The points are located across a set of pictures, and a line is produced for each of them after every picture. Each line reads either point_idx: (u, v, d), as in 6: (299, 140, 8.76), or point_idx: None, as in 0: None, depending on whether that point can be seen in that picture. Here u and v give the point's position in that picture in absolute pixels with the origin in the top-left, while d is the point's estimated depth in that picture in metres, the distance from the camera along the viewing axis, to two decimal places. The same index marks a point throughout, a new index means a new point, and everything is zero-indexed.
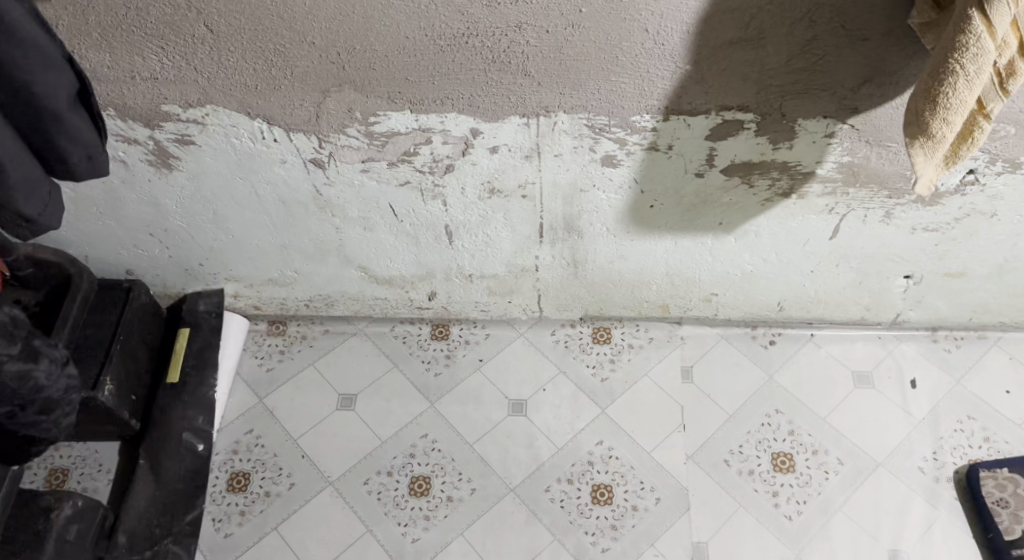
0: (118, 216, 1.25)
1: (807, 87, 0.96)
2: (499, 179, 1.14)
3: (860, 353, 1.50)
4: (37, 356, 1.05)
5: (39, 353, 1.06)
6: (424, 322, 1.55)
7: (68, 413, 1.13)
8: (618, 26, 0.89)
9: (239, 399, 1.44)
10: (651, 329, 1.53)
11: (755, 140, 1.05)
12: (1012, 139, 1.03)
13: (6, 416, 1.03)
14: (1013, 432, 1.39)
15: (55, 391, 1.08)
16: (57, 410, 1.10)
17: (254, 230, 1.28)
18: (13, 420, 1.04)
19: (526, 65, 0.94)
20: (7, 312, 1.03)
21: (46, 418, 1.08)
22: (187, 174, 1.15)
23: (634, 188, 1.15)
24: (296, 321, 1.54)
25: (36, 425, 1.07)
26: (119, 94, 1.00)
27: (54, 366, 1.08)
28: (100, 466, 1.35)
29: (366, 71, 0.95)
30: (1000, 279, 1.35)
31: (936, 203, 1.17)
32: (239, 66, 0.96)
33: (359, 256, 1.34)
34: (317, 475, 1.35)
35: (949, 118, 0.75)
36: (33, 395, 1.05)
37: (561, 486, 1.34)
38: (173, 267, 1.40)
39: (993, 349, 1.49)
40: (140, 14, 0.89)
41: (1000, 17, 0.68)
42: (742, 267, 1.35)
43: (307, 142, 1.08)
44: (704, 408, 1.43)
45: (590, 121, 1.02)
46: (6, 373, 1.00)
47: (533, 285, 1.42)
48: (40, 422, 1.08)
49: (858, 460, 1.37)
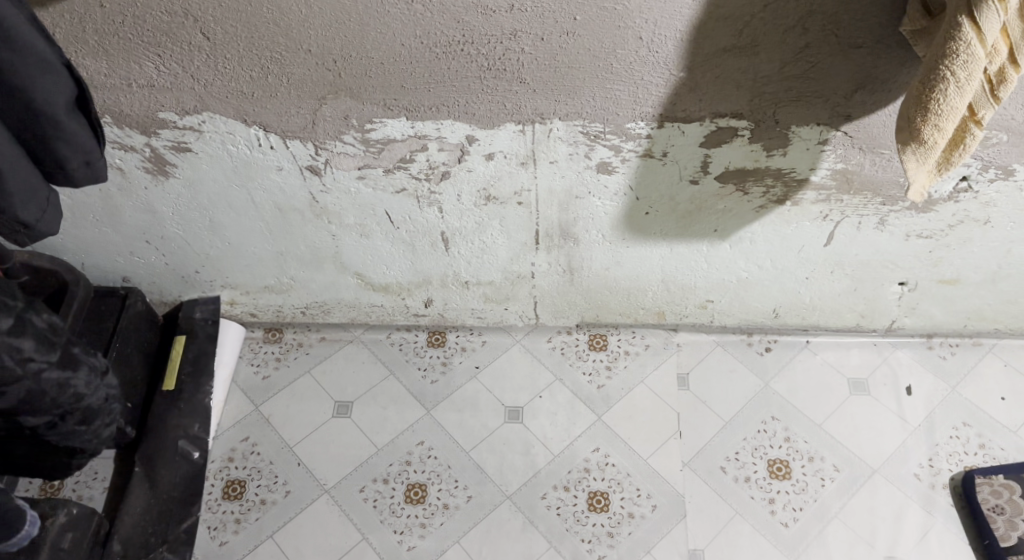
0: (115, 224, 1.25)
1: (800, 94, 0.97)
2: (495, 186, 1.14)
3: (855, 359, 1.50)
4: (75, 364, 1.06)
5: (78, 362, 1.06)
6: (420, 329, 1.55)
7: (107, 423, 1.14)
8: (612, 33, 0.89)
9: (235, 406, 1.43)
10: (647, 336, 1.53)
11: (749, 148, 1.06)
12: (1004, 146, 1.04)
13: (47, 425, 1.04)
14: (1008, 438, 1.39)
15: (95, 400, 1.09)
16: (97, 420, 1.11)
17: (251, 237, 1.28)
18: (53, 429, 1.05)
19: (521, 73, 0.95)
20: (47, 319, 1.04)
21: (85, 428, 1.09)
22: (183, 181, 1.15)
23: (629, 195, 1.15)
24: (292, 329, 1.54)
25: (76, 435, 1.08)
26: (116, 101, 1.01)
27: (92, 374, 1.08)
28: (96, 473, 1.34)
29: (362, 79, 0.96)
30: (993, 286, 1.35)
31: (930, 210, 1.18)
32: (236, 74, 0.96)
33: (355, 263, 1.34)
34: (313, 483, 1.35)
35: (941, 124, 0.76)
36: (74, 403, 1.06)
37: (557, 493, 1.34)
38: (169, 275, 1.40)
39: (987, 356, 1.49)
40: (137, 22, 0.90)
41: (990, 24, 0.68)
42: (737, 273, 1.35)
43: (304, 149, 1.08)
44: (700, 415, 1.43)
45: (585, 128, 1.03)
46: (44, 382, 1.00)
47: (529, 292, 1.42)
48: (79, 432, 1.09)
49: (854, 467, 1.37)
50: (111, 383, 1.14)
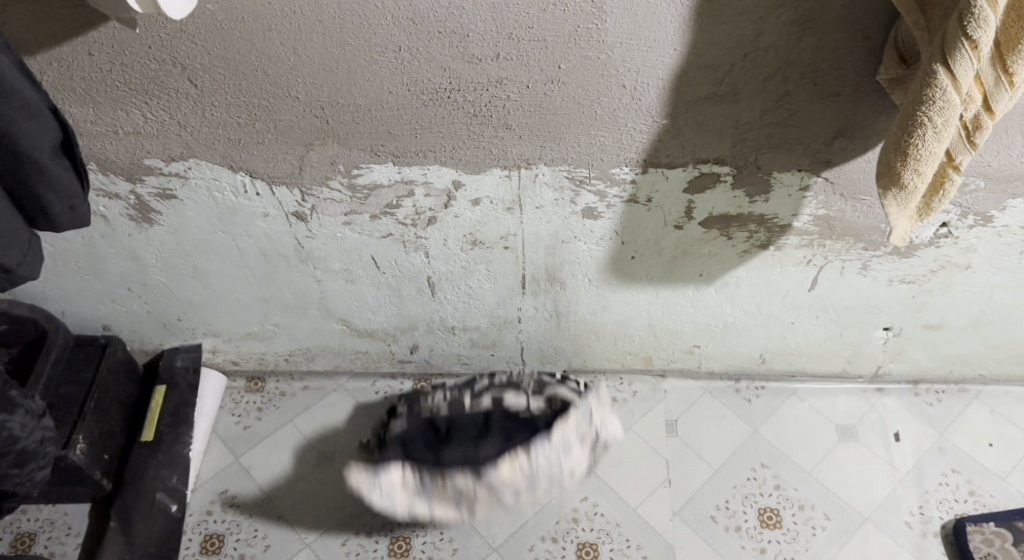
0: (97, 271, 1.24)
1: (781, 141, 0.99)
2: (481, 231, 1.15)
3: (843, 406, 1.50)
4: (12, 408, 1.08)
5: (14, 405, 1.08)
6: (405, 377, 1.53)
7: (42, 466, 1.14)
8: (595, 81, 0.91)
9: (214, 457, 1.41)
10: (635, 383, 1.53)
11: (732, 194, 1.07)
12: (981, 193, 1.06)
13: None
14: (998, 485, 1.38)
15: (29, 443, 1.10)
16: (32, 463, 1.11)
17: (236, 284, 1.27)
18: None
19: (507, 119, 0.96)
20: None
21: (18, 471, 1.10)
22: (168, 228, 1.14)
23: (615, 240, 1.16)
24: (275, 377, 1.52)
25: (9, 479, 1.10)
26: (101, 148, 1.01)
27: (29, 417, 1.10)
28: (70, 529, 1.31)
29: (350, 125, 0.97)
30: (977, 331, 1.36)
31: (911, 255, 1.19)
32: (223, 120, 0.97)
33: (340, 309, 1.33)
34: (294, 537, 1.31)
35: (920, 169, 0.76)
36: (9, 445, 1.07)
37: (546, 544, 1.31)
38: (151, 323, 1.38)
39: (974, 403, 1.49)
40: (125, 71, 0.90)
41: (964, 72, 0.68)
42: (723, 318, 1.35)
43: (290, 196, 1.08)
44: (690, 462, 1.42)
45: (570, 173, 1.04)
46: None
47: (515, 338, 1.41)
48: (12, 474, 1.09)
49: (845, 515, 1.35)
50: (50, 425, 1.15)
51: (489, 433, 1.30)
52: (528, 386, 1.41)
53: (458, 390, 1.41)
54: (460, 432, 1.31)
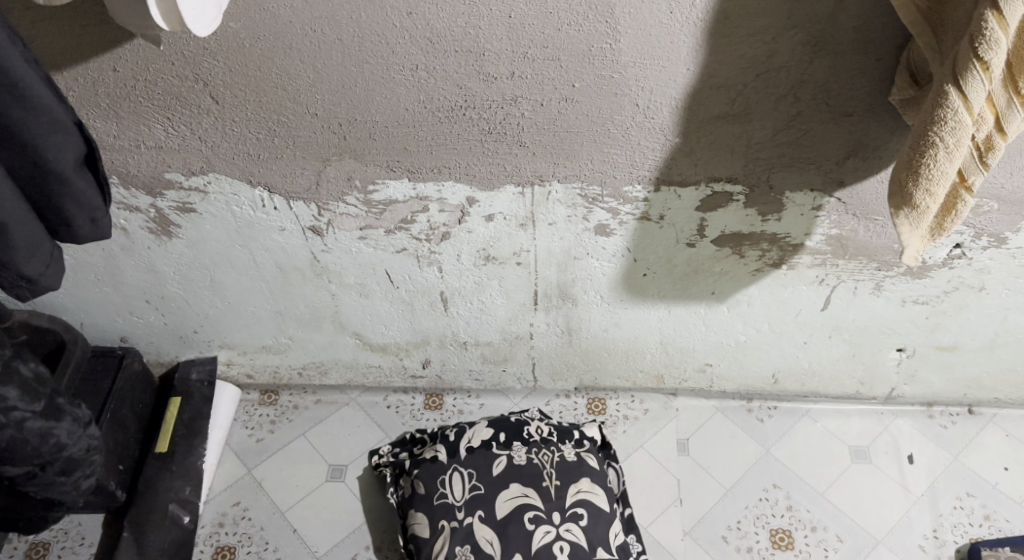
0: (116, 283, 1.26)
1: (792, 160, 1.00)
2: (494, 247, 1.16)
3: (856, 427, 1.49)
4: (59, 415, 1.09)
5: (62, 412, 1.09)
6: (417, 391, 1.54)
7: (88, 474, 1.17)
8: (609, 100, 0.92)
9: (227, 470, 1.42)
10: (646, 401, 1.53)
11: (744, 212, 1.08)
12: (995, 214, 1.06)
13: (27, 475, 1.06)
14: (1014, 510, 1.36)
15: (76, 451, 1.12)
16: (78, 470, 1.14)
17: (251, 297, 1.28)
18: (33, 479, 1.07)
19: (521, 136, 0.97)
20: (34, 368, 1.06)
21: (65, 479, 1.12)
22: (186, 241, 1.16)
23: (627, 257, 1.17)
24: (288, 390, 1.54)
25: (55, 486, 1.12)
26: (123, 161, 1.03)
27: (75, 425, 1.11)
28: (83, 539, 1.32)
29: (366, 141, 0.99)
30: (991, 354, 1.35)
31: (925, 276, 1.19)
32: (243, 135, 0.99)
33: (354, 323, 1.34)
34: (304, 550, 1.32)
35: (931, 189, 0.76)
36: (56, 454, 1.09)
37: None
38: (168, 335, 1.40)
39: (988, 426, 1.48)
40: (149, 87, 0.93)
41: (976, 94, 0.68)
42: (735, 336, 1.35)
43: (306, 211, 1.10)
44: (701, 481, 1.41)
45: (583, 191, 1.05)
46: (26, 431, 1.03)
47: (527, 353, 1.42)
48: (58, 481, 1.12)
49: (857, 537, 1.34)
50: (95, 434, 1.17)
51: (507, 470, 1.33)
52: (565, 441, 1.38)
53: (496, 433, 1.38)
54: (497, 490, 1.30)
